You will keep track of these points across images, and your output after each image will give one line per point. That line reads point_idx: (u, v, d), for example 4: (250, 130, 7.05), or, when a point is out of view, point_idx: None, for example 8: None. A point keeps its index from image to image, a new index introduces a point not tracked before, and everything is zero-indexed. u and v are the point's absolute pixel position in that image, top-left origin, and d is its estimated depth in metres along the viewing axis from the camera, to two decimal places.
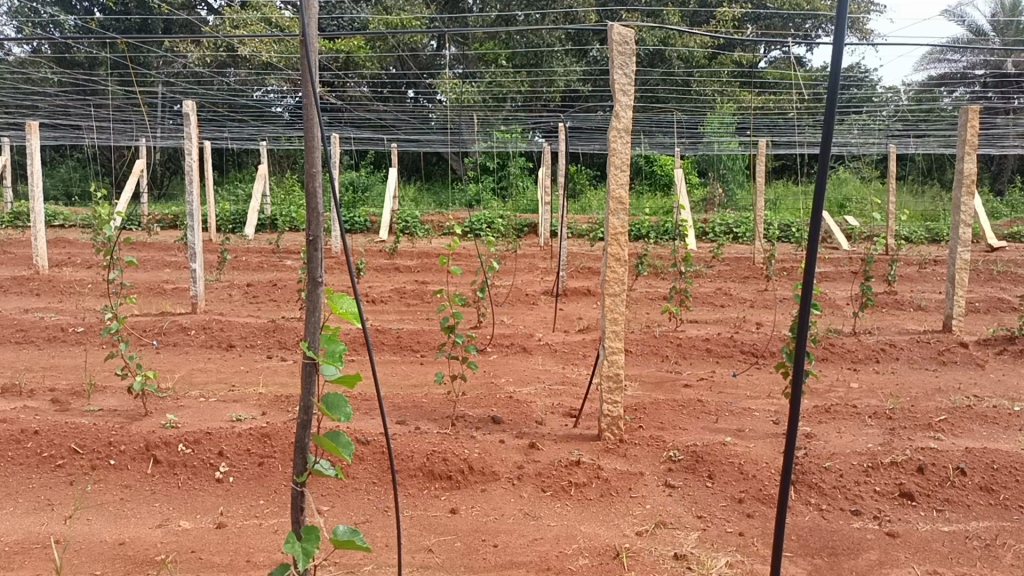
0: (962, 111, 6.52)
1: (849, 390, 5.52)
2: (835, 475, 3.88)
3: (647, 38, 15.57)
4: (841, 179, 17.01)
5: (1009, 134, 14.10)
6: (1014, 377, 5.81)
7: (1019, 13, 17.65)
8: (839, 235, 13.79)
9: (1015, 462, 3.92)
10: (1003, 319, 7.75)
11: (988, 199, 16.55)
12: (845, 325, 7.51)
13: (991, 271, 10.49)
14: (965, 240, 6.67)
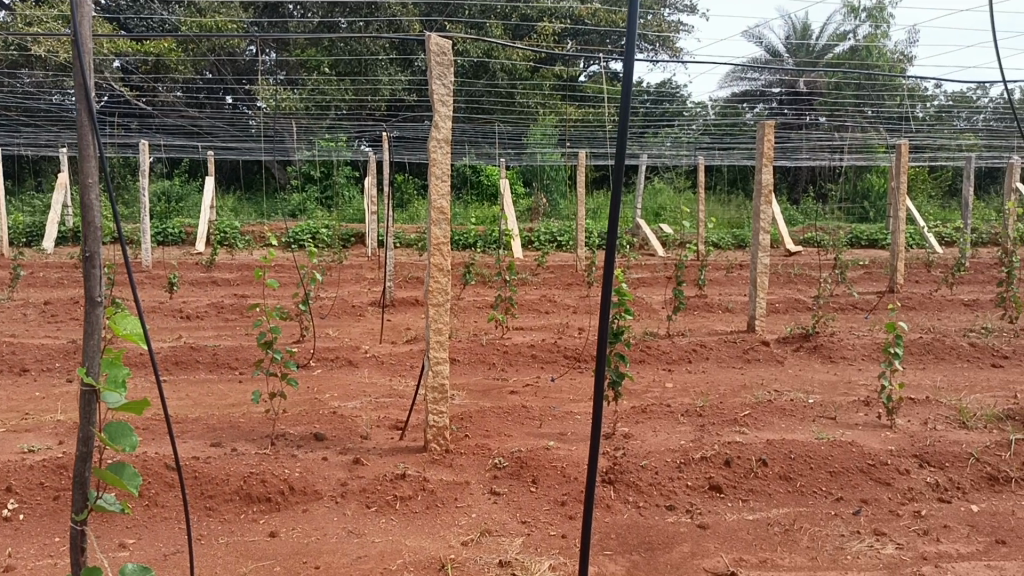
0: (760, 126, 7.01)
1: (664, 389, 5.79)
2: (651, 472, 4.05)
3: (471, 49, 15.77)
4: (656, 189, 17.91)
5: (803, 148, 15.33)
6: (809, 372, 6.30)
7: (808, 36, 19.21)
8: (654, 242, 14.54)
9: (809, 451, 4.23)
10: (800, 318, 8.40)
11: (786, 207, 17.93)
12: (661, 328, 7.88)
13: (789, 274, 11.35)
14: (765, 245, 7.16)
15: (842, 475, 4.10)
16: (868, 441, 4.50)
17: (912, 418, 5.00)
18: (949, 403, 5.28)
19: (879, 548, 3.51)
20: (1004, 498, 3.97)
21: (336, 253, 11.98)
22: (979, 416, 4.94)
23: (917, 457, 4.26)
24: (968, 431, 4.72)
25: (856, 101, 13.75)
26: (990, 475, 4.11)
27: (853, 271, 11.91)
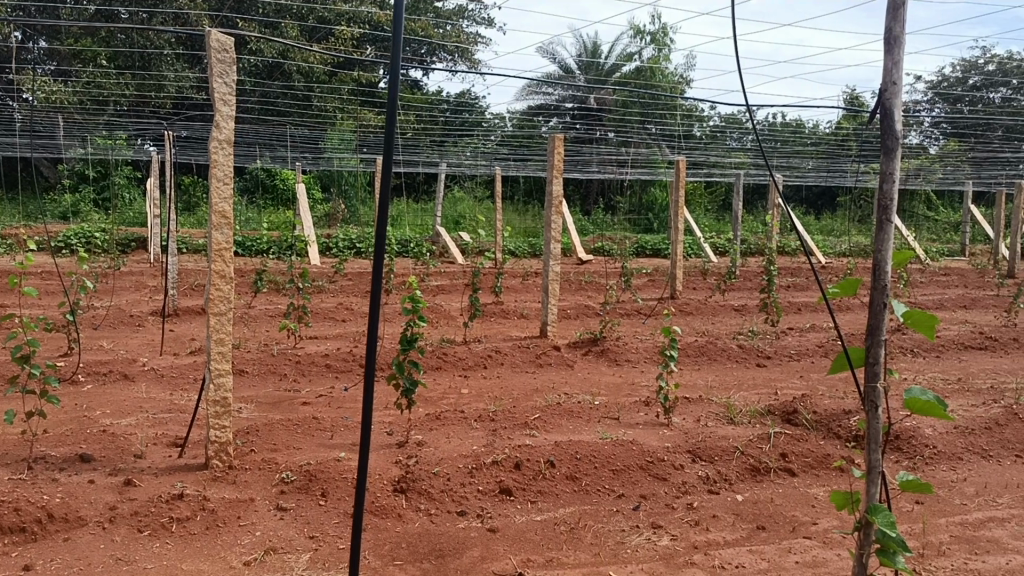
0: (550, 138, 7.23)
1: (460, 395, 5.84)
2: (443, 479, 4.06)
3: (264, 49, 15.25)
4: (455, 197, 18.11)
5: (593, 161, 16.04)
6: (597, 375, 6.59)
7: (599, 54, 20.17)
8: (453, 250, 14.67)
9: (594, 451, 4.41)
10: (589, 323, 8.77)
11: (579, 217, 18.71)
12: (457, 335, 7.95)
13: (581, 281, 11.83)
14: (556, 254, 7.42)
15: (623, 472, 4.31)
16: (647, 439, 4.75)
17: (686, 416, 5.35)
18: (719, 401, 5.69)
19: (655, 540, 3.71)
20: (763, 487, 4.33)
21: (112, 259, 11.14)
22: (744, 412, 5.37)
23: (691, 453, 4.54)
24: (734, 426, 5.12)
25: (641, 119, 14.58)
26: (752, 466, 4.47)
27: (638, 279, 12.61)
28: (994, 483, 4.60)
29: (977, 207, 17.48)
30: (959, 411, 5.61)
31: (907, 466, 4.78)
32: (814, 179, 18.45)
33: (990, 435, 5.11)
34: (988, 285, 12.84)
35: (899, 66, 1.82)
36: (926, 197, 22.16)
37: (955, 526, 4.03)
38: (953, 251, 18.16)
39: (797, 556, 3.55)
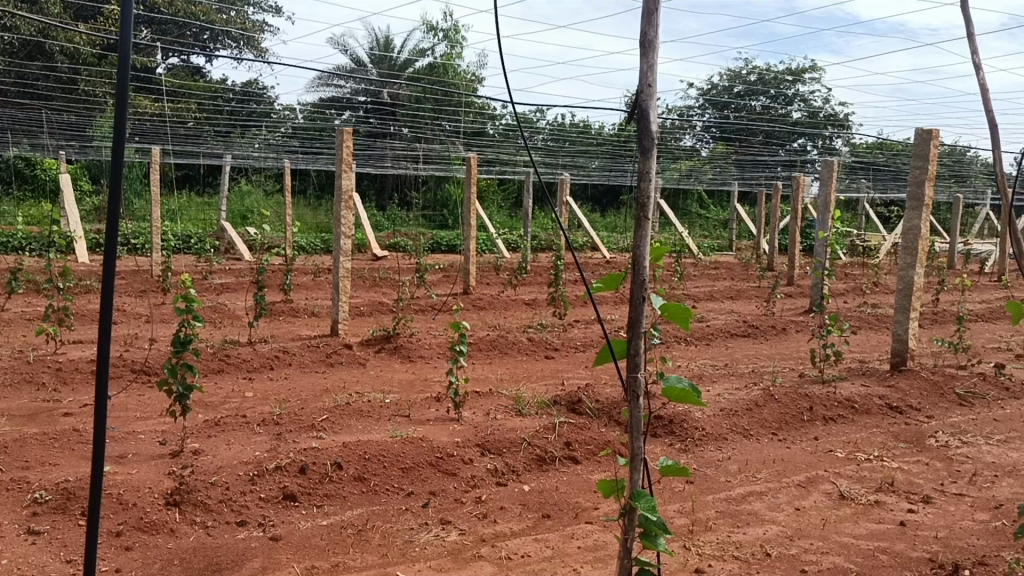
0: (338, 132, 7.04)
1: (243, 399, 5.57)
2: (221, 488, 3.85)
3: (21, 26, 13.84)
4: (243, 191, 17.34)
5: (387, 156, 15.84)
6: (390, 372, 6.52)
7: (391, 49, 20.01)
8: (240, 246, 14.04)
9: (383, 450, 4.34)
10: (382, 320, 8.67)
11: (373, 213, 18.49)
12: (242, 335, 7.60)
13: (374, 277, 11.67)
14: (347, 250, 7.26)
15: (412, 469, 4.27)
16: (437, 435, 4.75)
17: (476, 410, 5.40)
18: (507, 393, 5.80)
19: (444, 536, 3.71)
20: (550, 476, 4.45)
21: None
22: (531, 403, 5.50)
23: (480, 446, 4.59)
24: (522, 418, 5.23)
25: (434, 114, 14.56)
26: (539, 456, 4.58)
27: (432, 274, 12.66)
28: (754, 459, 5.00)
29: (741, 206, 19.01)
30: (724, 394, 6.06)
31: (679, 448, 5.11)
32: (597, 179, 19.31)
33: (751, 415, 5.55)
34: (751, 277, 14.01)
35: (655, 67, 1.89)
36: (698, 196, 23.85)
37: (720, 502, 4.34)
38: (722, 247, 19.67)
39: (579, 541, 3.67)
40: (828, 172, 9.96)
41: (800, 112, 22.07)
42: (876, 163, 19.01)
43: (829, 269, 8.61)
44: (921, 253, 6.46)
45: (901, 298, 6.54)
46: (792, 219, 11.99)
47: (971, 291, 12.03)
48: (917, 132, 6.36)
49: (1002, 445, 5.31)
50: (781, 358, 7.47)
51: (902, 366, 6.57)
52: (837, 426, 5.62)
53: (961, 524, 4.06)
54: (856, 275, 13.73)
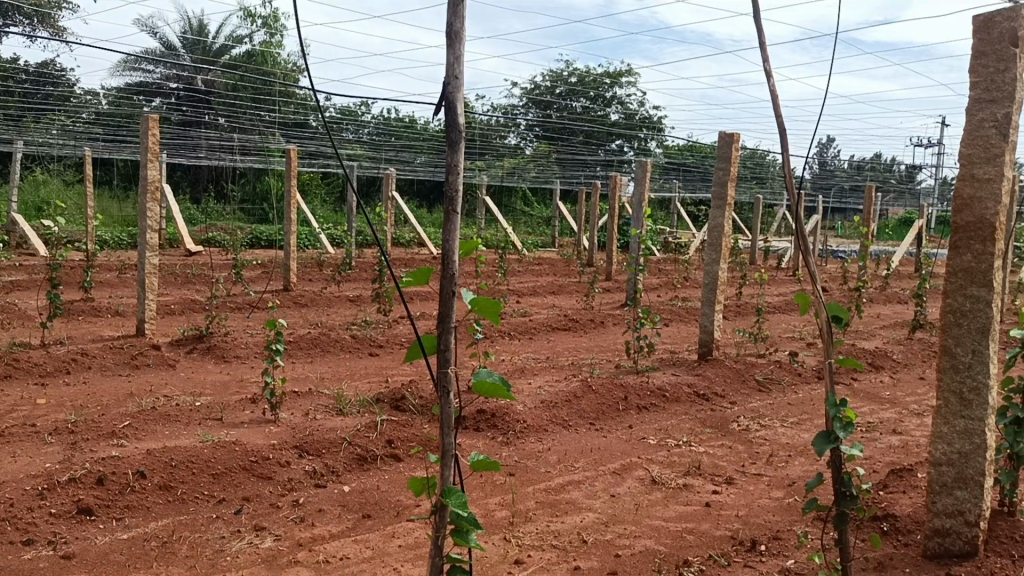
0: (142, 119, 6.58)
1: (34, 406, 5.11)
2: (4, 506, 3.53)
3: None
4: (36, 179, 15.97)
5: (201, 146, 15.06)
6: (202, 373, 6.20)
7: (205, 34, 19.04)
8: (33, 240, 12.92)
9: (192, 456, 4.11)
10: (195, 319, 8.23)
11: (186, 207, 17.56)
12: (33, 337, 6.98)
13: (186, 274, 11.07)
14: (153, 245, 6.82)
15: (223, 475, 4.07)
16: (252, 437, 4.56)
17: (294, 411, 5.22)
18: (328, 392, 5.66)
19: (257, 543, 3.55)
20: (371, 475, 4.37)
21: None
22: (353, 402, 5.38)
23: (297, 448, 4.44)
24: (343, 417, 5.12)
25: (252, 104, 13.98)
26: (359, 455, 4.49)
27: (250, 271, 12.17)
28: (573, 449, 5.14)
29: (563, 204, 19.57)
30: (544, 386, 6.20)
31: (501, 441, 5.17)
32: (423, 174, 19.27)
33: (569, 406, 5.70)
34: (572, 272, 14.44)
35: (463, 58, 1.88)
36: (523, 194, 24.35)
37: (540, 493, 4.43)
38: (545, 243, 20.16)
39: (400, 540, 3.61)
40: (642, 173, 10.42)
41: (617, 114, 23.00)
42: (685, 164, 20.10)
43: (642, 264, 9.01)
44: (725, 250, 6.86)
45: (708, 292, 6.93)
46: (611, 217, 12.43)
47: (768, 285, 12.98)
48: (719, 136, 6.75)
49: (795, 427, 5.75)
50: (599, 350, 7.74)
51: (708, 356, 6.97)
52: (650, 414, 5.88)
53: (759, 502, 4.35)
54: (670, 271, 14.45)
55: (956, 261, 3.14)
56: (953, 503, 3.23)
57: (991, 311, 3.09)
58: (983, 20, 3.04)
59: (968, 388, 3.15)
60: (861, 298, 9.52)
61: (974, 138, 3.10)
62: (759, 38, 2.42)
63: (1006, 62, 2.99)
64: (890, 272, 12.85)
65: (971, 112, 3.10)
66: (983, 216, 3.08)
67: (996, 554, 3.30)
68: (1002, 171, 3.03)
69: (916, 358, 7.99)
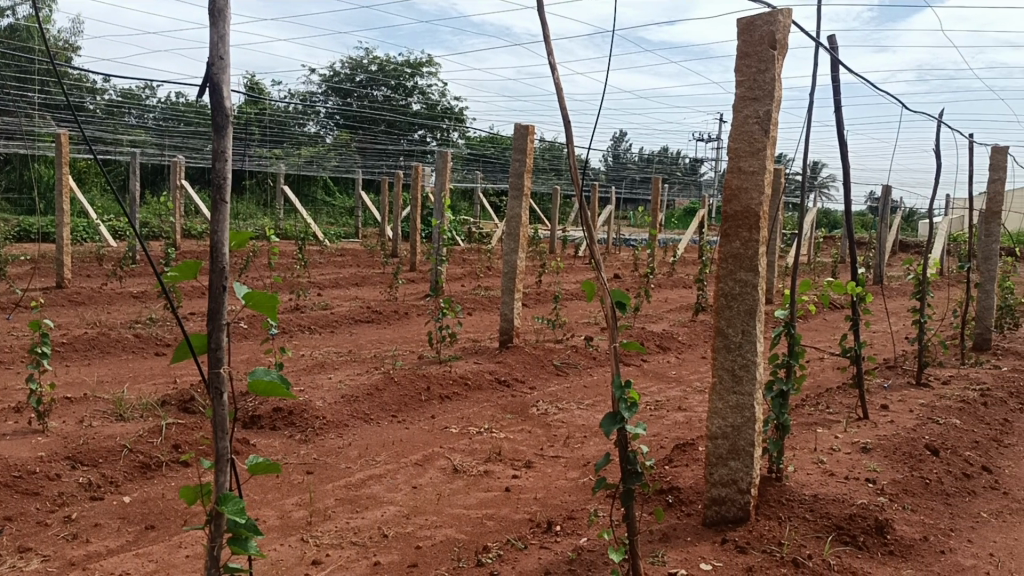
0: None
1: None
2: None
3: None
4: None
5: None
6: None
7: None
8: None
9: None
10: None
11: None
12: None
13: None
14: None
15: None
16: (15, 451, 4.13)
17: (66, 419, 4.79)
18: (106, 397, 5.24)
19: (23, 566, 3.23)
20: (155, 483, 4.09)
21: None
22: (134, 406, 5.02)
23: (69, 459, 4.08)
24: (123, 422, 4.76)
25: (18, 83, 12.71)
26: (142, 463, 4.19)
27: (18, 267, 11.07)
28: (373, 443, 5.06)
29: (366, 194, 19.32)
30: (344, 380, 6.08)
31: (299, 440, 5.01)
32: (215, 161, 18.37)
33: (371, 399, 5.62)
34: (376, 263, 14.29)
35: (228, 39, 1.78)
36: (323, 183, 23.79)
37: (340, 489, 4.34)
38: (348, 234, 19.81)
39: (187, 549, 3.41)
40: (443, 163, 10.45)
41: (419, 104, 23.01)
42: (484, 154, 20.70)
43: (443, 253, 9.04)
44: (522, 239, 7.01)
45: (507, 281, 7.04)
46: (414, 207, 12.40)
47: (565, 273, 13.46)
48: (515, 127, 6.87)
49: (589, 408, 5.98)
50: (401, 341, 7.69)
51: (509, 344, 7.10)
52: (451, 403, 5.91)
53: (556, 484, 4.48)
54: (472, 260, 14.64)
55: (726, 248, 3.37)
56: (728, 473, 3.48)
57: (756, 294, 3.34)
58: (745, 23, 3.28)
59: (738, 365, 3.39)
60: (649, 283, 10.08)
61: (740, 133, 3.33)
62: (544, 31, 2.44)
63: (766, 62, 3.23)
64: (675, 260, 13.71)
65: (737, 109, 3.32)
66: (748, 206, 3.32)
67: (766, 517, 3.59)
68: (764, 164, 3.28)
69: (698, 338, 8.56)
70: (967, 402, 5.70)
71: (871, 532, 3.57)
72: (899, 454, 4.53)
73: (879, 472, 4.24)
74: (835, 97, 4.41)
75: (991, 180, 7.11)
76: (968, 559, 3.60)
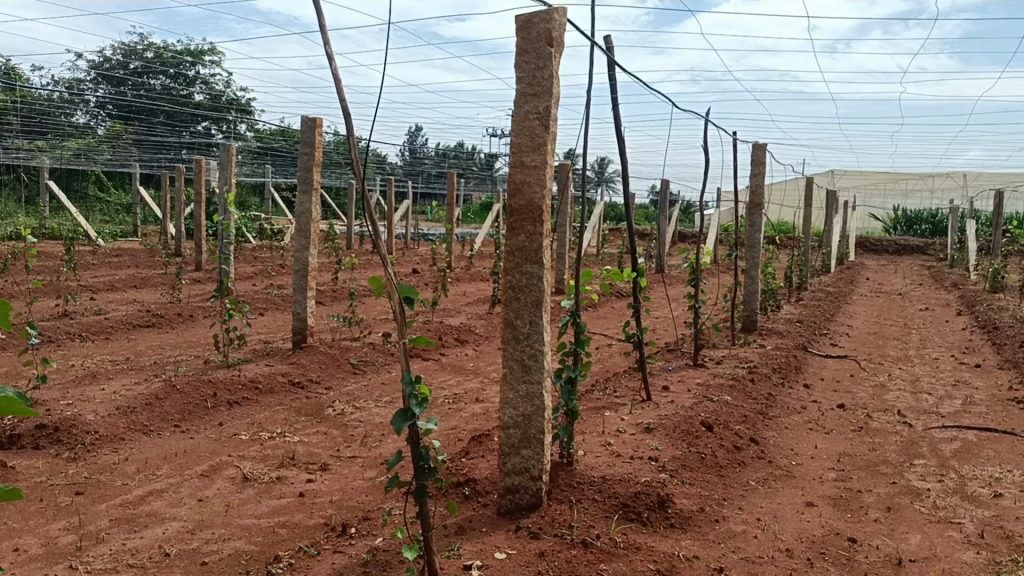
0: None
1: None
2: None
3: None
4: None
5: None
6: None
7: None
8: None
9: None
10: None
11: None
12: None
13: None
14: None
15: None
16: None
17: None
18: None
19: None
20: None
21: None
22: None
23: None
24: None
25: None
26: None
27: None
28: (155, 456, 4.74)
29: (144, 189, 18.06)
30: (120, 391, 5.64)
31: (67, 458, 4.59)
32: None
33: (151, 410, 5.26)
34: (157, 263, 13.40)
35: None
36: (95, 178, 22.04)
37: (114, 509, 4.01)
38: (125, 232, 18.48)
39: None
40: (227, 157, 9.95)
41: (201, 95, 21.88)
42: (274, 148, 19.98)
43: (229, 252, 8.61)
44: (313, 236, 6.81)
45: (299, 279, 6.82)
46: (197, 204, 11.76)
47: (361, 269, 13.25)
48: (302, 120, 6.66)
49: (387, 406, 5.92)
50: (185, 346, 7.27)
51: (302, 344, 6.88)
52: (241, 408, 5.64)
53: (352, 485, 4.39)
54: (264, 258, 14.09)
55: (512, 241, 3.41)
56: (520, 462, 3.54)
57: (542, 286, 3.42)
58: (523, 20, 3.34)
59: (527, 355, 3.46)
60: (446, 277, 10.12)
61: (522, 128, 3.39)
62: (318, 21, 2.30)
63: (544, 59, 3.32)
64: (472, 253, 13.88)
65: (518, 104, 3.38)
66: (532, 200, 3.39)
67: (557, 502, 3.69)
68: (546, 159, 3.37)
69: (494, 331, 8.71)
70: (737, 380, 6.17)
71: (654, 507, 3.77)
72: (677, 431, 4.83)
73: (660, 450, 4.50)
74: (612, 95, 4.60)
75: (753, 174, 7.73)
76: (738, 525, 3.89)
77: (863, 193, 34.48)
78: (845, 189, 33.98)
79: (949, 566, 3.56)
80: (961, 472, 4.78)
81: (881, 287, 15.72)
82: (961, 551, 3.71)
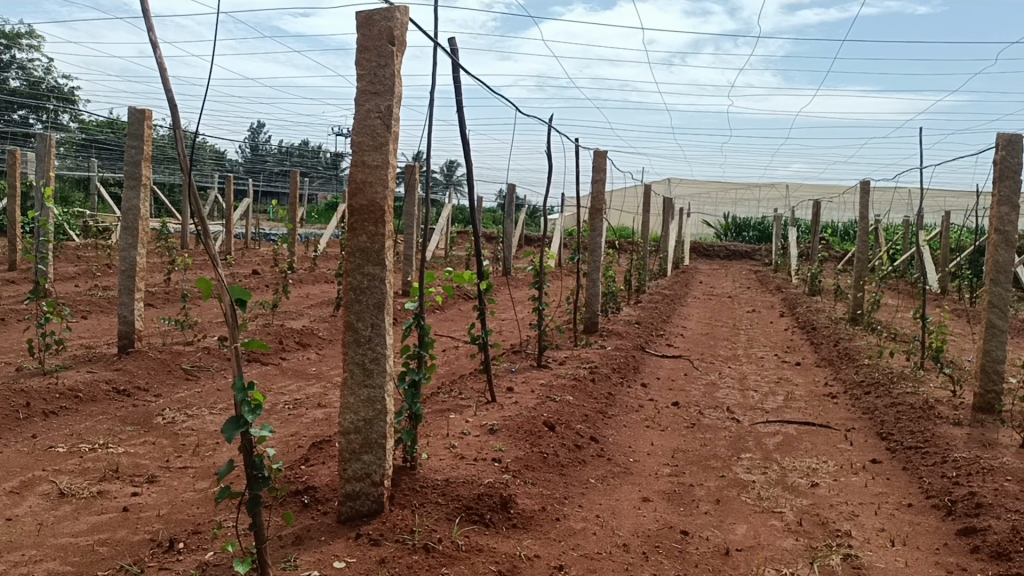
0: None
1: None
2: None
3: None
4: None
5: None
6: None
7: None
8: None
9: None
10: None
11: None
12: None
13: None
14: None
15: None
16: None
17: None
18: None
19: None
20: None
21: None
22: None
23: None
24: None
25: None
26: None
27: None
28: None
29: None
30: None
31: None
32: None
33: None
34: None
35: None
36: None
37: None
38: None
39: None
40: (45, 147, 9.22)
41: (17, 80, 20.22)
42: (99, 140, 18.72)
43: (47, 251, 7.97)
44: (142, 234, 6.42)
45: (125, 280, 6.41)
46: (12, 198, 10.86)
47: (196, 270, 12.64)
48: (130, 111, 6.26)
49: (222, 413, 5.66)
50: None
51: (129, 349, 6.46)
52: (58, 419, 5.23)
53: (182, 497, 4.16)
54: (88, 257, 13.17)
55: (353, 242, 3.33)
56: (361, 468, 3.46)
57: (383, 288, 3.35)
58: (364, 17, 3.27)
59: (369, 359, 3.38)
60: (287, 279, 9.81)
61: (363, 127, 3.31)
62: (139, 3, 2.14)
63: (386, 58, 3.26)
64: (316, 254, 13.52)
65: (359, 103, 3.31)
66: (374, 200, 3.33)
67: (399, 506, 3.64)
68: (388, 159, 3.32)
69: (338, 334, 8.52)
70: (579, 380, 6.31)
71: (496, 509, 3.79)
72: (520, 432, 4.87)
73: (504, 451, 4.52)
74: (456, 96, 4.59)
75: (595, 180, 7.95)
76: (578, 523, 3.97)
77: (697, 201, 36.20)
78: (681, 196, 35.60)
79: (771, 553, 3.77)
80: (782, 464, 5.08)
81: (713, 290, 16.53)
82: (782, 538, 3.93)
